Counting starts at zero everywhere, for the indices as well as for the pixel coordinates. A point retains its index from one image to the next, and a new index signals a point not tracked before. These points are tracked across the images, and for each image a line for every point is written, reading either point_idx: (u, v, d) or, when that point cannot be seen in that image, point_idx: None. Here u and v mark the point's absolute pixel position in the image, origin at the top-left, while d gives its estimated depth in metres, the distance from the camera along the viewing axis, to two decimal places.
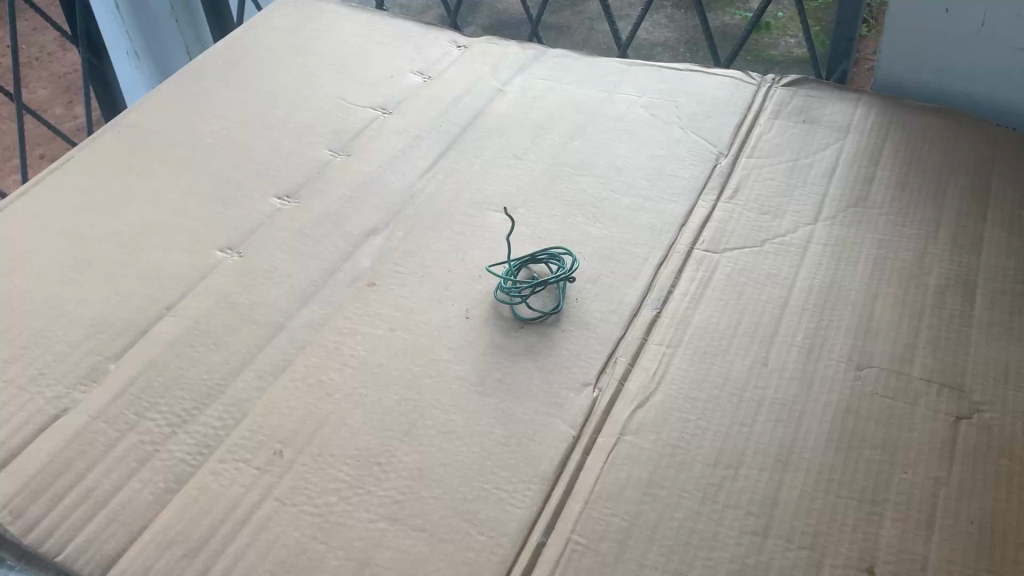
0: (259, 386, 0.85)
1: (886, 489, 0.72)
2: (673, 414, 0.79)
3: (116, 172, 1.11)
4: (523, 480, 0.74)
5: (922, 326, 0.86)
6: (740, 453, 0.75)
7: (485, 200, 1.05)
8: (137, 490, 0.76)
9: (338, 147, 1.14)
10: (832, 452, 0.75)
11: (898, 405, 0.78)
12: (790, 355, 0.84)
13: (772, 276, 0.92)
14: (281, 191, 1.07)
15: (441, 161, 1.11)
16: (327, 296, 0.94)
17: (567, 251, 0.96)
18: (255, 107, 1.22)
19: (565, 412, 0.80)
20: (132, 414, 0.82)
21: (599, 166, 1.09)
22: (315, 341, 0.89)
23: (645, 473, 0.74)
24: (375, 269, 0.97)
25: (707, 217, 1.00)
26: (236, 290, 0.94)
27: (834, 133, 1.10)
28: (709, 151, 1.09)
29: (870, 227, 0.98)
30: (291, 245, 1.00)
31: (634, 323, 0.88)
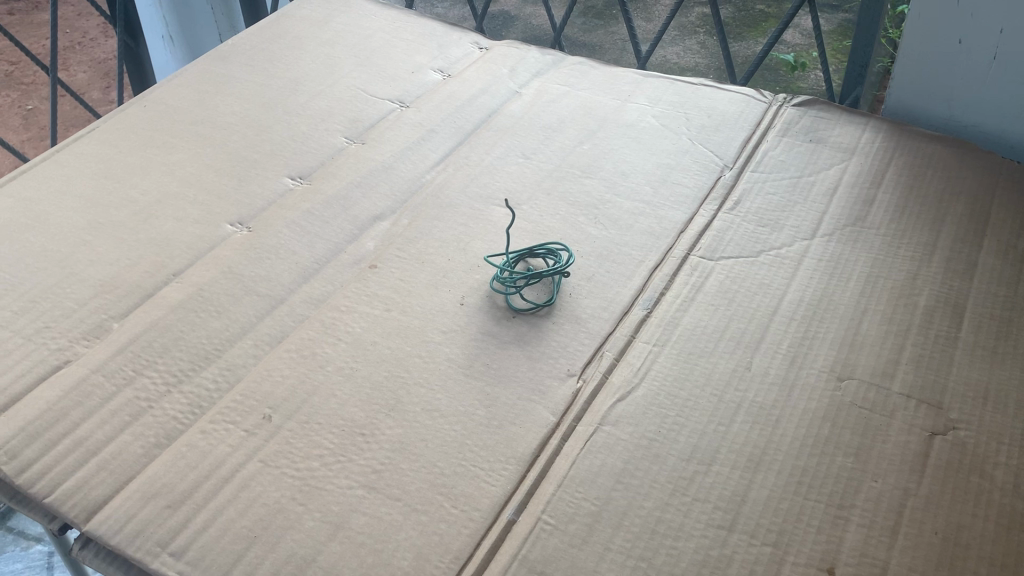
0: (255, 354, 0.87)
1: (854, 495, 0.73)
2: (652, 408, 0.81)
3: (138, 143, 1.14)
4: (499, 459, 0.76)
5: (907, 343, 0.87)
6: (714, 450, 0.77)
7: (491, 195, 1.08)
8: (128, 442, 0.79)
9: (354, 135, 1.17)
10: (805, 456, 0.77)
11: (875, 417, 0.80)
12: (774, 361, 0.85)
13: (764, 286, 0.94)
14: (294, 173, 1.10)
15: (452, 156, 1.14)
16: (330, 274, 0.96)
17: (565, 247, 0.98)
18: (277, 91, 1.25)
19: (548, 399, 0.82)
20: (131, 371, 0.85)
21: (605, 170, 1.11)
22: (313, 315, 0.92)
23: (620, 462, 0.76)
24: (378, 252, 0.99)
25: (706, 226, 1.02)
26: (242, 262, 0.97)
27: (839, 154, 1.12)
28: (715, 163, 1.11)
29: (866, 246, 0.99)
30: (299, 224, 1.03)
31: (624, 320, 0.90)
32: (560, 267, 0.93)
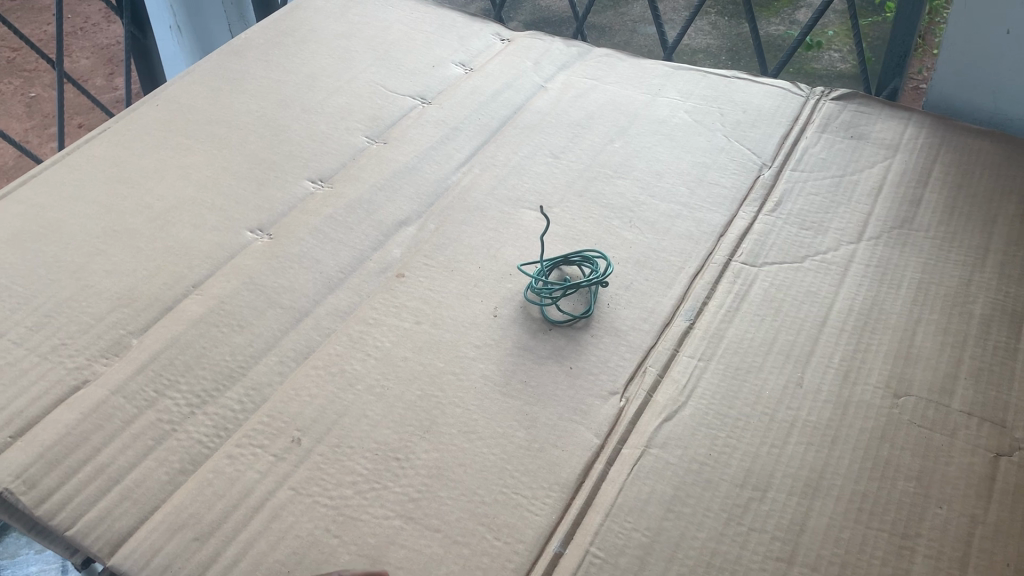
0: (280, 371, 0.84)
1: (919, 523, 0.70)
2: (701, 429, 0.77)
3: (150, 145, 1.10)
4: (543, 486, 0.73)
5: (964, 356, 0.83)
6: (769, 475, 0.73)
7: (520, 197, 1.03)
8: (151, 469, 0.75)
9: (375, 134, 1.13)
10: (865, 480, 0.73)
11: (936, 437, 0.76)
12: (826, 377, 0.81)
13: (812, 294, 0.90)
14: (314, 175, 1.06)
15: (478, 156, 1.10)
16: (356, 284, 0.92)
17: (602, 254, 0.93)
18: (293, 88, 1.21)
19: (590, 420, 0.78)
20: (152, 392, 0.81)
21: (638, 169, 1.07)
22: (340, 329, 0.88)
23: (670, 489, 0.72)
24: (405, 260, 0.95)
25: (746, 229, 0.97)
26: (264, 272, 0.93)
27: (882, 151, 1.07)
28: (753, 161, 1.07)
29: (915, 249, 0.95)
30: (322, 229, 0.99)
31: (666, 333, 0.86)
32: (599, 275, 0.88)
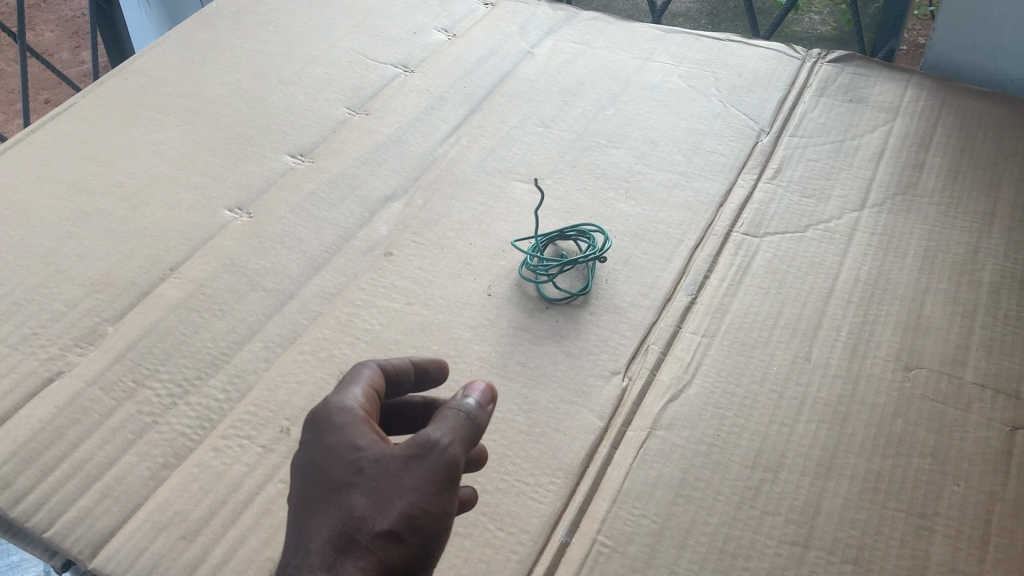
0: (265, 358, 0.80)
1: (936, 501, 0.67)
2: (708, 409, 0.74)
3: (120, 121, 1.04)
4: (546, 473, 0.69)
5: (975, 326, 0.80)
6: (780, 455, 0.70)
7: (511, 169, 1.00)
8: (133, 464, 0.72)
9: (356, 105, 1.08)
10: (879, 458, 0.70)
11: (949, 411, 0.73)
12: (834, 351, 0.78)
13: (816, 264, 0.87)
14: (295, 150, 1.02)
15: (465, 128, 1.06)
16: (342, 264, 0.89)
17: (599, 228, 0.89)
18: (269, 58, 1.16)
19: (592, 402, 0.75)
20: (131, 382, 0.77)
21: (632, 138, 1.03)
22: (326, 312, 0.84)
23: (678, 473, 0.69)
24: (392, 238, 0.92)
25: (746, 198, 0.94)
26: (244, 252, 0.89)
27: (882, 115, 1.04)
28: (750, 127, 1.03)
29: (920, 216, 0.92)
30: (304, 207, 0.94)
31: (667, 309, 0.83)
32: (598, 250, 0.86)
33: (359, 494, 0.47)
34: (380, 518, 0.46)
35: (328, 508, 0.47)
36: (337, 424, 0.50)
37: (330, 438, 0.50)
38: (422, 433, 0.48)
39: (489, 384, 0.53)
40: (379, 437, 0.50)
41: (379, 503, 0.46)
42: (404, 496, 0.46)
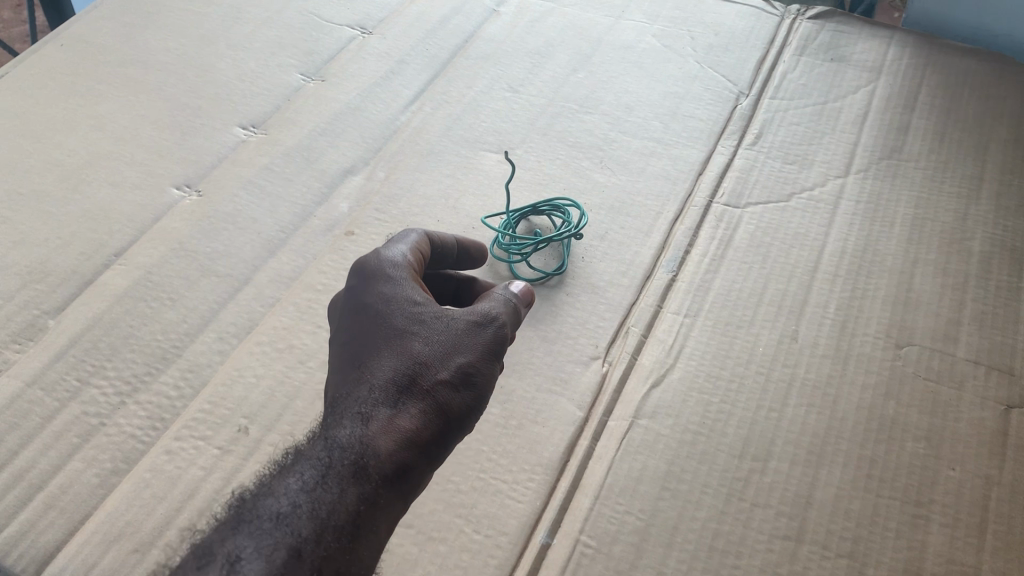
0: (221, 350, 0.75)
1: (932, 488, 0.64)
2: (693, 395, 0.70)
3: (57, 92, 0.97)
4: (524, 469, 0.66)
5: (967, 299, 0.77)
6: (769, 443, 0.67)
7: (478, 138, 0.95)
8: (79, 471, 0.66)
9: (312, 71, 1.02)
10: (872, 443, 0.67)
11: (943, 391, 0.70)
12: (822, 329, 0.75)
13: (800, 236, 0.83)
14: (246, 120, 0.95)
15: (427, 94, 1.00)
16: (301, 246, 0.84)
17: (573, 202, 0.85)
18: (217, 22, 1.08)
19: (571, 390, 0.71)
20: (74, 381, 0.72)
21: (605, 103, 0.98)
22: (285, 298, 0.79)
23: (663, 465, 0.65)
24: (353, 216, 0.87)
25: (726, 166, 0.90)
26: (195, 235, 0.83)
27: (864, 74, 1.00)
28: (728, 89, 0.98)
29: (906, 181, 0.88)
30: (258, 183, 0.89)
31: (647, 287, 0.79)
32: (574, 228, 0.81)
33: (417, 345, 0.55)
34: (441, 365, 0.54)
35: (387, 353, 0.55)
36: (394, 287, 0.58)
37: (389, 296, 0.57)
38: (474, 308, 0.57)
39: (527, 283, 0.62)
40: (427, 301, 0.58)
41: (440, 354, 0.54)
42: (458, 355, 0.55)
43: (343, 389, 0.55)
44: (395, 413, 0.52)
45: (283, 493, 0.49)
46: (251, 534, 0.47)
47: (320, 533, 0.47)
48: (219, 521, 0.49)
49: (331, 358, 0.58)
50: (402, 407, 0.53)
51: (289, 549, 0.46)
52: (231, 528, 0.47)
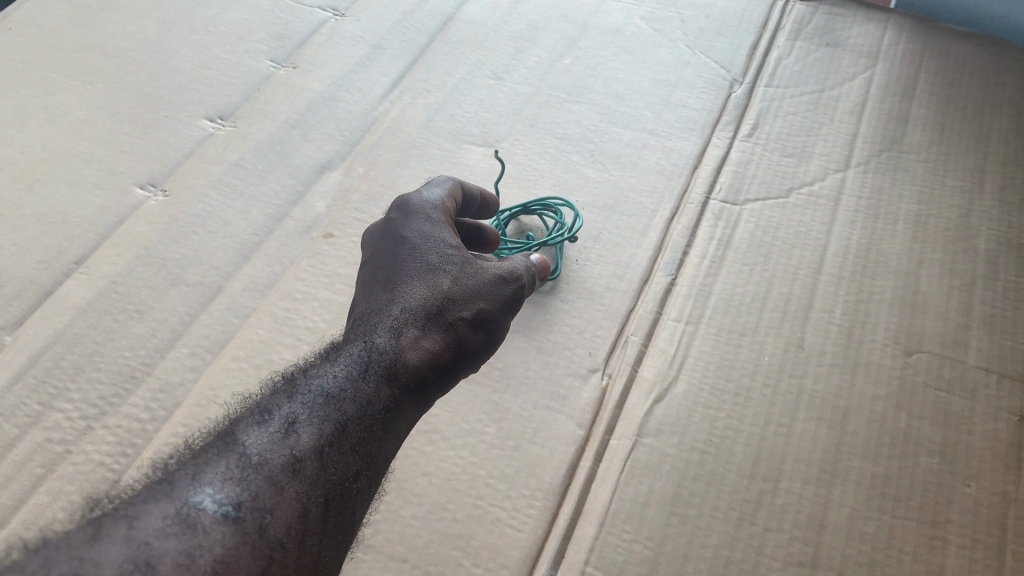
0: (194, 367, 0.70)
1: (948, 507, 0.62)
2: (698, 410, 0.67)
3: (5, 81, 0.90)
4: (524, 495, 0.62)
5: (975, 302, 0.74)
6: (779, 461, 0.64)
7: (462, 130, 0.90)
8: (44, 506, 0.61)
9: (282, 57, 0.96)
10: (885, 460, 0.64)
11: (955, 401, 0.68)
12: (829, 336, 0.72)
13: (802, 234, 0.80)
14: (213, 112, 0.89)
15: (405, 81, 0.95)
16: (277, 250, 0.79)
17: (565, 202, 0.80)
18: (177, 4, 1.02)
19: (570, 406, 0.67)
20: (35, 405, 0.66)
21: (594, 91, 0.93)
22: (261, 308, 0.74)
23: (670, 488, 0.62)
24: (331, 216, 0.82)
25: (722, 159, 0.86)
26: (162, 239, 0.78)
27: (861, 60, 0.96)
28: (722, 76, 0.95)
29: (908, 175, 0.85)
30: (229, 181, 0.83)
31: (645, 293, 0.75)
32: (567, 229, 0.77)
33: (452, 275, 0.53)
34: (467, 303, 0.52)
35: (422, 274, 0.52)
36: (437, 217, 0.56)
37: (431, 222, 0.55)
38: (506, 258, 0.55)
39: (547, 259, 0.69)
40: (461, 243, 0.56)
41: (470, 294, 0.52)
42: (486, 293, 0.53)
43: (375, 301, 0.52)
44: (425, 330, 0.50)
45: (329, 379, 0.47)
46: (298, 404, 0.45)
47: (358, 422, 0.45)
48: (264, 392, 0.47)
49: (360, 273, 0.56)
50: (430, 326, 0.51)
51: (334, 427, 0.44)
52: (278, 398, 0.46)
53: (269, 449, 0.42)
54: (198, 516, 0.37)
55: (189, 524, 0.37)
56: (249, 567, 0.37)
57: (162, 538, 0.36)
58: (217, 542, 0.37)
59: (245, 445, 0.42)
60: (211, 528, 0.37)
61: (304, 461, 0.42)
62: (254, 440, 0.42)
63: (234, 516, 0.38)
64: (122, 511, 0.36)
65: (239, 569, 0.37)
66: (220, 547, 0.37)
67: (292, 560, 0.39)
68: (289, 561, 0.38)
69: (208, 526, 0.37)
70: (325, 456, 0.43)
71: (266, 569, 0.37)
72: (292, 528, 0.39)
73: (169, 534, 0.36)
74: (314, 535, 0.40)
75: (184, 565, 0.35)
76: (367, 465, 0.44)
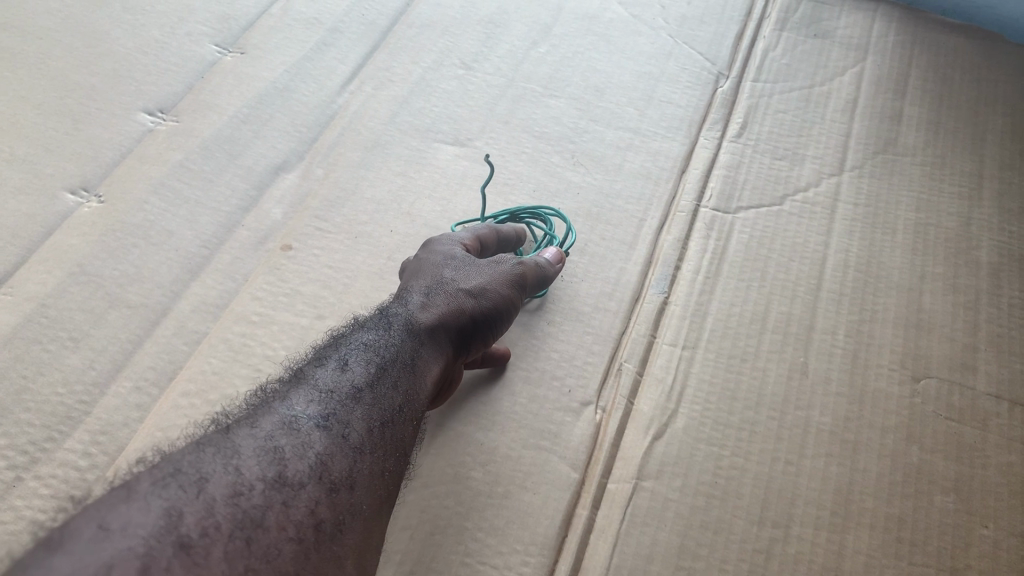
0: (139, 404, 0.62)
1: (967, 552, 0.58)
2: (700, 448, 0.62)
3: None
4: (518, 550, 0.56)
5: (980, 319, 0.70)
6: (789, 505, 0.59)
7: (431, 126, 0.82)
8: None
9: (229, 42, 0.87)
10: (899, 500, 0.60)
11: (967, 432, 0.63)
12: (833, 361, 0.67)
13: (799, 245, 0.75)
14: (152, 104, 0.80)
15: (366, 69, 0.87)
16: (230, 265, 0.71)
17: (556, 211, 0.74)
18: None
19: (563, 446, 0.62)
20: None
21: (572, 84, 0.87)
22: (214, 333, 0.66)
23: (675, 538, 0.57)
24: (289, 224, 0.74)
25: (711, 161, 0.81)
26: (99, 254, 0.69)
27: (851, 53, 0.91)
28: (706, 69, 0.90)
29: (904, 179, 0.80)
30: (173, 184, 0.75)
31: (637, 313, 0.70)
32: (558, 244, 0.72)
33: (452, 267, 0.62)
34: (461, 279, 0.60)
35: (429, 270, 0.62)
36: (448, 235, 0.66)
37: (442, 238, 0.65)
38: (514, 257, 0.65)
39: (558, 249, 0.68)
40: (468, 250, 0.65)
41: (465, 275, 0.61)
42: (482, 272, 0.61)
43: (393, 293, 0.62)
44: (433, 297, 0.59)
45: (371, 330, 0.55)
46: (350, 347, 0.53)
47: (401, 359, 0.53)
48: (321, 345, 0.55)
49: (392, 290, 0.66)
50: (435, 295, 0.59)
51: (380, 363, 0.52)
52: (328, 349, 0.54)
53: (336, 378, 0.50)
54: (296, 424, 0.46)
55: (292, 428, 0.45)
56: (343, 463, 0.45)
57: (277, 438, 0.44)
58: (316, 442, 0.45)
59: (316, 378, 0.50)
60: (309, 432, 0.46)
61: (366, 388, 0.50)
62: (321, 376, 0.50)
63: (323, 425, 0.46)
64: (239, 422, 0.45)
65: (337, 462, 0.45)
66: (319, 446, 0.45)
67: (370, 461, 0.46)
68: (369, 464, 0.46)
69: (306, 430, 0.46)
70: (377, 385, 0.51)
71: (354, 465, 0.45)
72: (368, 436, 0.47)
73: (279, 436, 0.45)
74: (383, 444, 0.48)
75: (297, 456, 0.44)
76: (409, 397, 0.52)
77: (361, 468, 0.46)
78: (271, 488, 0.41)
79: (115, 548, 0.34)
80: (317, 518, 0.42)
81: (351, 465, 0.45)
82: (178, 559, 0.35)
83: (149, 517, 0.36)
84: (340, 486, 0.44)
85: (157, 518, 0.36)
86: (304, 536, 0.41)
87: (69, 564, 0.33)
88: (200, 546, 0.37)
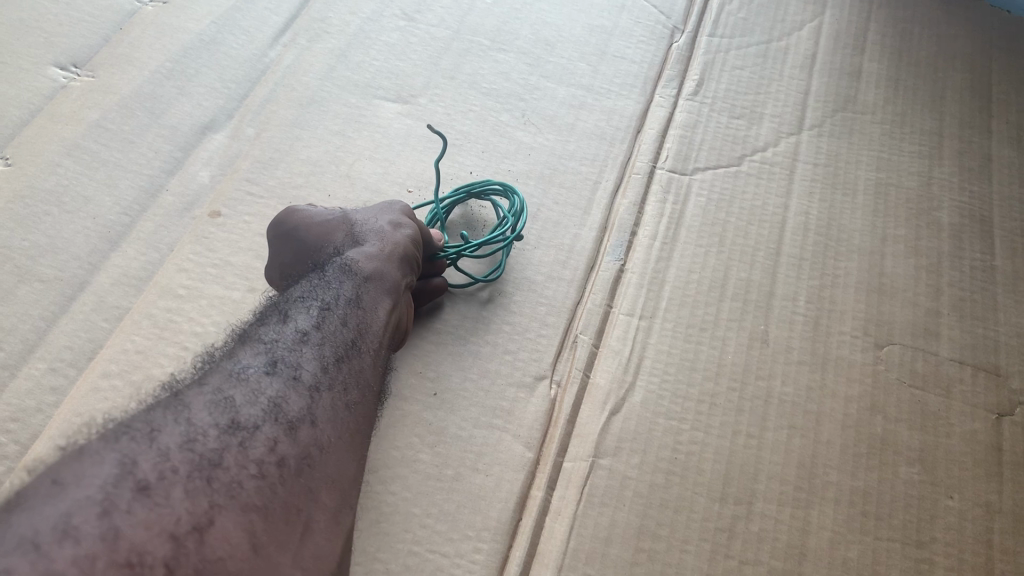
0: (54, 387, 0.57)
1: (932, 524, 0.56)
2: (659, 423, 0.59)
3: None
4: (469, 536, 0.53)
5: (943, 283, 0.68)
6: (751, 480, 0.57)
7: (370, 83, 0.77)
8: None
9: None
10: (864, 472, 0.58)
11: (930, 400, 0.62)
12: (795, 329, 0.65)
13: (759, 208, 0.72)
14: (64, 57, 0.73)
15: (300, 20, 0.81)
16: (154, 234, 0.65)
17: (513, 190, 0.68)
18: None
19: (516, 424, 0.58)
20: None
21: (522, 37, 0.82)
22: (135, 308, 0.61)
23: (634, 519, 0.54)
24: (217, 189, 0.68)
25: (667, 121, 0.77)
26: (8, 225, 0.63)
27: (808, 6, 0.88)
28: (661, 23, 0.86)
29: (865, 137, 0.78)
30: (89, 146, 0.68)
31: (592, 283, 0.67)
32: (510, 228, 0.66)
33: (354, 219, 0.60)
34: (376, 221, 0.60)
35: (329, 229, 0.59)
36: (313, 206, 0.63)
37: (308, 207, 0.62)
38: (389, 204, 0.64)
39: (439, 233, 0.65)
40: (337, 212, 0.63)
41: (376, 218, 0.60)
42: (385, 212, 0.61)
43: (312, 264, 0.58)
44: (361, 244, 0.57)
45: (314, 285, 0.53)
46: (291, 299, 0.52)
47: (343, 302, 0.52)
48: (264, 306, 0.53)
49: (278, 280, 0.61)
50: (359, 243, 0.58)
51: (324, 308, 0.51)
52: (272, 308, 0.51)
53: (281, 328, 0.48)
54: (245, 373, 0.44)
55: (241, 377, 0.43)
56: (298, 403, 0.44)
57: (227, 389, 0.42)
58: (267, 386, 0.43)
59: (262, 332, 0.48)
60: (259, 380, 0.44)
61: (313, 330, 0.49)
62: (266, 330, 0.48)
63: (273, 371, 0.45)
64: (187, 381, 0.43)
65: (292, 403, 0.43)
66: (271, 391, 0.43)
67: (328, 398, 0.45)
68: (326, 402, 0.45)
69: (257, 378, 0.44)
70: (325, 328, 0.49)
71: (311, 404, 0.44)
72: (321, 374, 0.46)
73: (228, 387, 0.42)
74: (339, 379, 0.47)
75: (251, 402, 0.42)
76: (360, 336, 0.50)
77: (320, 406, 0.45)
78: (226, 434, 0.40)
79: (70, 499, 0.33)
80: (278, 456, 0.41)
81: (308, 404, 0.44)
82: (138, 502, 0.34)
83: (103, 467, 0.35)
84: (299, 423, 0.43)
85: (112, 468, 0.35)
86: (267, 473, 0.40)
87: (27, 520, 0.32)
88: (160, 489, 0.35)
